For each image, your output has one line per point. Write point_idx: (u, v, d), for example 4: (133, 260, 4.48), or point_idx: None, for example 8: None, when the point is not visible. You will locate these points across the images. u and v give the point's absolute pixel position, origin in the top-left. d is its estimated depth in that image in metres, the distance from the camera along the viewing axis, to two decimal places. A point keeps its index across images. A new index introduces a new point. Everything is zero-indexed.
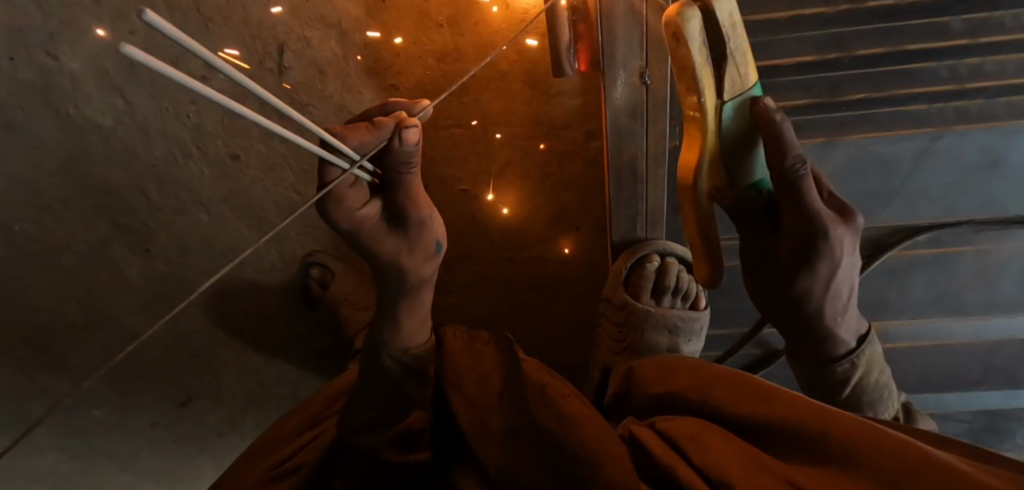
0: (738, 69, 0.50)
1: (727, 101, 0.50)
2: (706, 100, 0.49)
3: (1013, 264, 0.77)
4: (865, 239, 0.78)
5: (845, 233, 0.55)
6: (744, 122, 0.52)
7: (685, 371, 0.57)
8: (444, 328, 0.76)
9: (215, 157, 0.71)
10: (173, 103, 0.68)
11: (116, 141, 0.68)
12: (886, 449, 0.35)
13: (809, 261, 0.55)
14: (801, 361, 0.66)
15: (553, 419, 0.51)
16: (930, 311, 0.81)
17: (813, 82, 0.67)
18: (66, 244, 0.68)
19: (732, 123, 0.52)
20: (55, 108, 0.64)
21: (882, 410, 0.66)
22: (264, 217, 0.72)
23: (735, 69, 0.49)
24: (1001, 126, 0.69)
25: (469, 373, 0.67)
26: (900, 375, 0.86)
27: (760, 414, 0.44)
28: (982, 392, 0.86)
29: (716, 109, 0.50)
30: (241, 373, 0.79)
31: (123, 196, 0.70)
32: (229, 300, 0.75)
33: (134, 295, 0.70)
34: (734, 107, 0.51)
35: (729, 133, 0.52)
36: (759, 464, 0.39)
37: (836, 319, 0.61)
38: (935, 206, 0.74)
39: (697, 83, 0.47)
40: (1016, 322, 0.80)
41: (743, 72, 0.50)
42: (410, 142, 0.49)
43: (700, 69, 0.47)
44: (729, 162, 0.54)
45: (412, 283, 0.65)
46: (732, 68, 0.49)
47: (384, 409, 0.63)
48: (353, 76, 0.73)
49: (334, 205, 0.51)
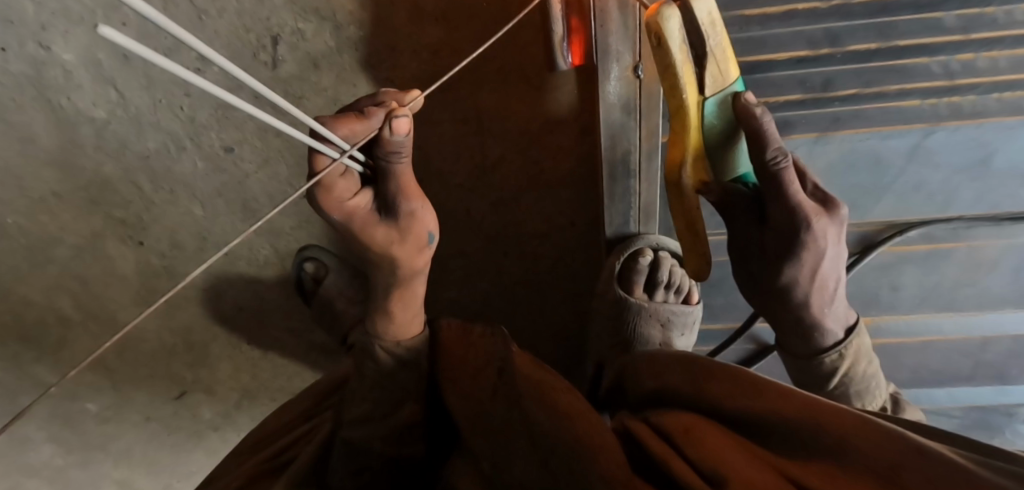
0: (718, 65, 0.49)
1: (709, 97, 0.50)
2: (689, 98, 0.49)
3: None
4: (856, 235, 0.78)
5: (829, 225, 0.56)
6: (727, 118, 0.52)
7: (681, 364, 0.56)
8: (444, 322, 0.74)
9: (209, 150, 0.68)
10: (166, 95, 0.65)
11: (109, 134, 0.66)
12: (881, 443, 0.35)
13: (793, 253, 0.57)
14: (793, 354, 0.67)
15: (532, 383, 0.54)
16: (922, 306, 0.81)
17: (807, 77, 0.67)
18: (61, 237, 0.69)
19: (715, 119, 0.51)
20: (49, 101, 0.64)
21: (870, 400, 0.67)
22: (257, 210, 0.71)
23: (716, 65, 0.48)
24: (990, 124, 0.69)
25: (461, 365, 0.66)
26: (891, 370, 0.87)
27: (757, 409, 0.44)
28: (972, 389, 0.86)
29: (699, 104, 0.50)
30: (235, 368, 0.77)
31: (116, 188, 0.68)
32: (225, 296, 0.75)
33: (128, 287, 0.71)
34: (716, 104, 0.51)
35: (712, 128, 0.52)
36: (754, 461, 0.39)
37: (823, 311, 0.62)
38: (927, 201, 0.75)
39: (681, 82, 0.47)
40: (1007, 318, 0.81)
41: (723, 69, 0.49)
42: (398, 133, 0.50)
43: (682, 66, 0.47)
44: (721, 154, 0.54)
45: (405, 274, 0.64)
46: (712, 65, 0.48)
47: (378, 405, 0.64)
48: (348, 69, 0.72)
49: (322, 194, 0.52)
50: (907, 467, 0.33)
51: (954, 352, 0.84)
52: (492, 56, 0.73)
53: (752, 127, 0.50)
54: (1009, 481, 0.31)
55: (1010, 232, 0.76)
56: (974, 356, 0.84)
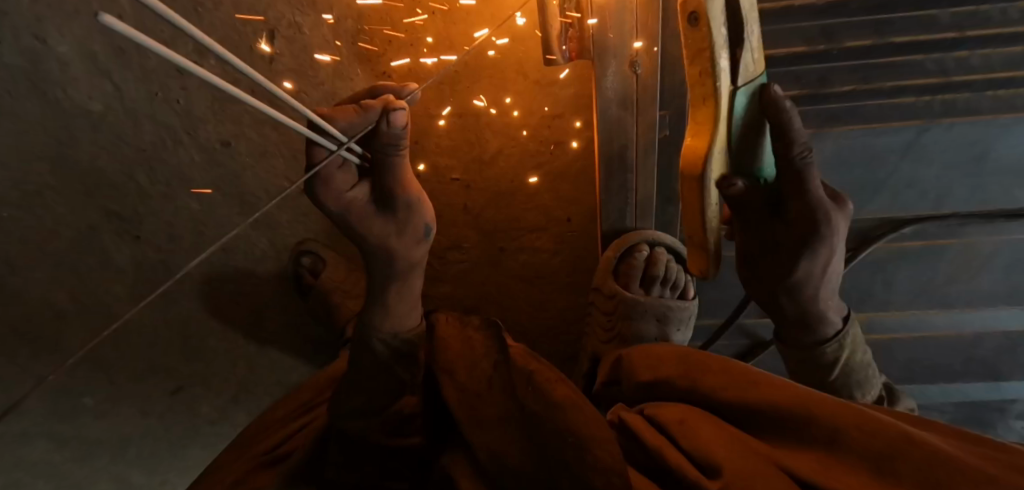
0: (750, 60, 0.50)
1: (740, 88, 0.50)
2: (719, 85, 0.48)
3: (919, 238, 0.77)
4: (851, 232, 0.79)
5: (840, 218, 0.56)
6: (751, 111, 0.52)
7: (674, 357, 0.57)
8: (436, 315, 0.74)
9: (205, 143, 0.70)
10: (162, 88, 0.68)
11: (105, 127, 0.67)
12: (875, 433, 0.36)
13: (808, 245, 0.57)
14: (790, 345, 0.67)
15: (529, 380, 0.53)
16: (914, 302, 0.82)
17: (802, 74, 0.68)
18: (54, 231, 0.67)
19: (742, 112, 0.52)
20: (44, 93, 0.64)
21: (868, 390, 0.68)
22: (254, 203, 0.72)
23: (749, 55, 0.50)
24: (984, 120, 0.70)
25: (459, 359, 0.65)
26: (885, 365, 0.87)
27: (746, 399, 0.44)
28: (964, 385, 0.87)
29: (729, 95, 0.50)
30: (232, 362, 0.78)
31: (111, 180, 0.68)
32: (222, 291, 0.76)
33: (120, 280, 0.69)
34: (746, 96, 0.51)
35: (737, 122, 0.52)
36: (742, 446, 0.40)
37: (825, 302, 0.63)
38: (920, 198, 0.75)
39: (712, 67, 0.47)
40: (1000, 316, 0.82)
41: (752, 60, 0.50)
42: (398, 125, 0.51)
43: (717, 50, 0.47)
44: (735, 150, 0.54)
45: (403, 266, 0.66)
46: (747, 54, 0.49)
47: (374, 396, 0.64)
48: (345, 64, 0.72)
49: (321, 186, 0.53)
50: (896, 458, 0.34)
51: (947, 348, 0.85)
52: (491, 50, 0.73)
53: (777, 119, 0.50)
54: (997, 465, 0.32)
55: (1004, 228, 0.77)
56: (967, 352, 0.85)
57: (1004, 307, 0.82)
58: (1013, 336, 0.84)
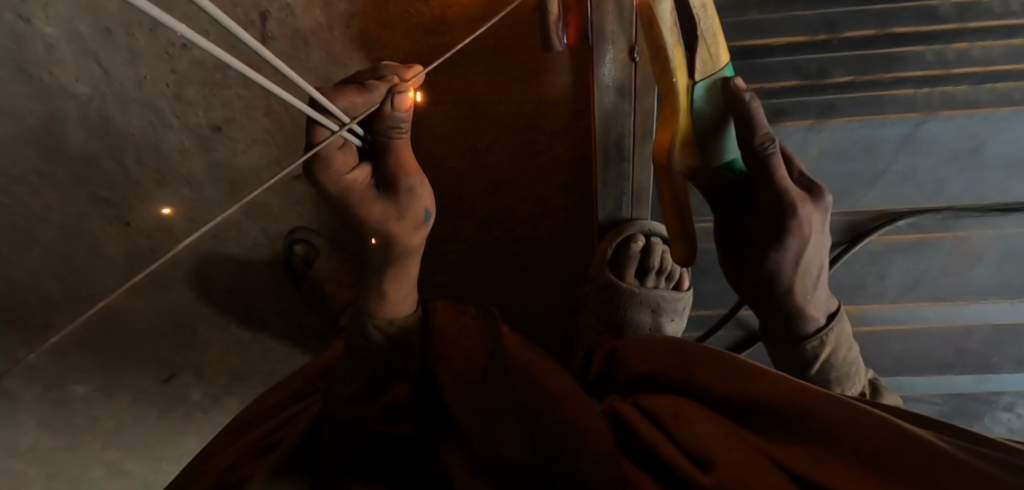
0: (709, 49, 0.54)
1: (698, 81, 0.54)
2: (678, 83, 0.52)
3: (877, 229, 0.82)
4: (845, 225, 0.83)
5: (817, 212, 0.59)
6: (717, 100, 0.55)
7: (671, 348, 0.56)
8: (435, 304, 0.75)
9: (196, 127, 0.68)
10: (151, 71, 0.66)
11: (92, 111, 0.66)
12: (872, 429, 0.36)
13: (783, 238, 0.59)
14: (775, 340, 0.69)
15: (537, 395, 0.52)
16: (907, 297, 0.87)
17: (803, 64, 0.72)
18: (45, 216, 0.63)
19: (704, 103, 0.55)
20: (27, 75, 0.63)
21: (852, 385, 0.68)
22: (245, 189, 0.68)
23: (706, 48, 0.53)
24: (984, 113, 0.75)
25: (457, 349, 0.64)
26: (873, 354, 0.91)
27: (738, 393, 0.44)
28: (953, 377, 0.91)
29: (688, 88, 0.54)
30: (225, 351, 0.77)
31: (100, 166, 0.66)
32: (211, 276, 0.74)
33: (109, 268, 0.64)
34: (705, 88, 0.55)
35: (701, 112, 0.56)
36: (738, 440, 0.40)
37: (807, 298, 0.64)
38: (915, 191, 0.80)
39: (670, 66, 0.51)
40: (991, 309, 0.87)
41: (713, 52, 0.54)
42: (398, 107, 0.54)
43: (671, 50, 0.50)
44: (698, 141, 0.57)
45: (400, 253, 0.66)
46: (702, 48, 0.53)
47: (371, 385, 0.64)
48: (338, 48, 0.70)
49: (322, 167, 0.55)
50: (893, 454, 0.34)
51: (946, 341, 0.89)
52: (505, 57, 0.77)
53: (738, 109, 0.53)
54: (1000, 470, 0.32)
55: (997, 223, 0.81)
56: (960, 346, 0.89)
57: (995, 301, 0.86)
58: (1001, 328, 0.88)
